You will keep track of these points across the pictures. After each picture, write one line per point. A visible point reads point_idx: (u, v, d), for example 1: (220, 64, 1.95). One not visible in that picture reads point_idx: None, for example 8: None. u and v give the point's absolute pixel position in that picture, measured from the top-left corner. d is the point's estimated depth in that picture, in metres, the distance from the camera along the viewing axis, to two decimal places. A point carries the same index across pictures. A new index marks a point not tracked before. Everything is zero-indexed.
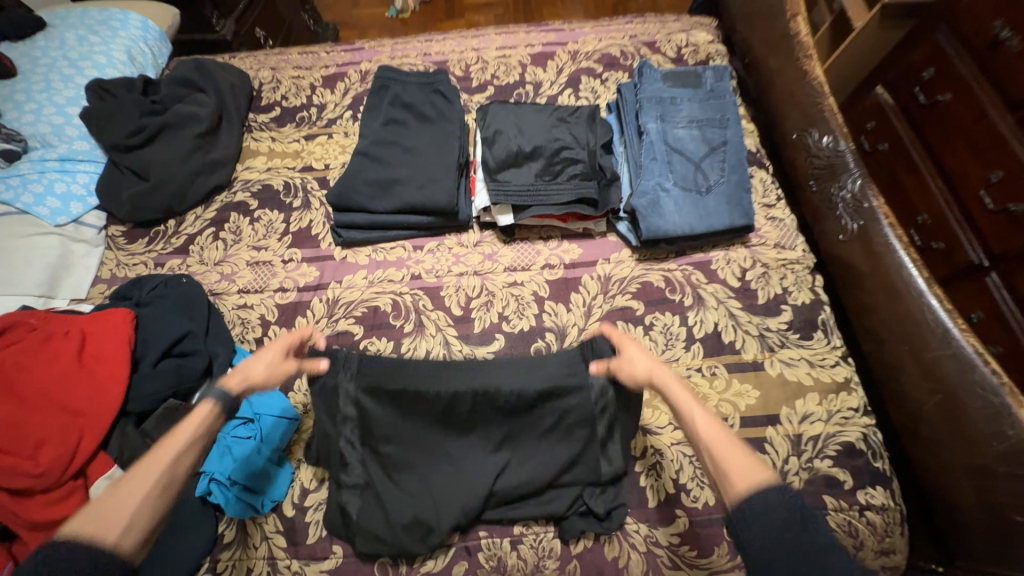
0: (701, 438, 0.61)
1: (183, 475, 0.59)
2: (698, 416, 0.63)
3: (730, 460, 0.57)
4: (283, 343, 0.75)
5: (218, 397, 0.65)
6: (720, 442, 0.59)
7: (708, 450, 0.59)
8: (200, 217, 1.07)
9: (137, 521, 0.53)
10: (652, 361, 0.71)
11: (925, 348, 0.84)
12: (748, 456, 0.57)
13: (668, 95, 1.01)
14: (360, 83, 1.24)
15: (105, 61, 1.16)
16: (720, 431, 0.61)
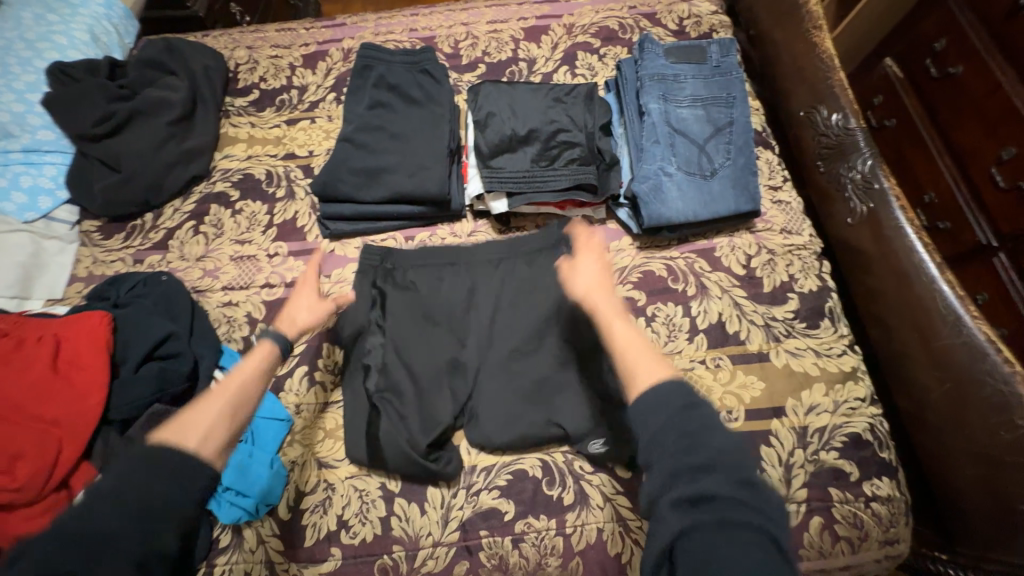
0: (619, 346, 0.64)
1: (252, 399, 0.65)
2: (618, 325, 0.66)
3: (636, 362, 0.61)
4: (310, 283, 0.82)
5: (274, 338, 0.72)
6: (634, 346, 0.63)
7: (620, 355, 0.63)
8: (178, 209, 1.02)
9: (214, 434, 0.58)
10: (593, 271, 0.73)
11: (933, 335, 0.81)
12: (654, 357, 0.61)
13: (671, 72, 0.95)
14: (343, 63, 1.17)
15: (66, 42, 1.07)
16: (637, 340, 0.64)
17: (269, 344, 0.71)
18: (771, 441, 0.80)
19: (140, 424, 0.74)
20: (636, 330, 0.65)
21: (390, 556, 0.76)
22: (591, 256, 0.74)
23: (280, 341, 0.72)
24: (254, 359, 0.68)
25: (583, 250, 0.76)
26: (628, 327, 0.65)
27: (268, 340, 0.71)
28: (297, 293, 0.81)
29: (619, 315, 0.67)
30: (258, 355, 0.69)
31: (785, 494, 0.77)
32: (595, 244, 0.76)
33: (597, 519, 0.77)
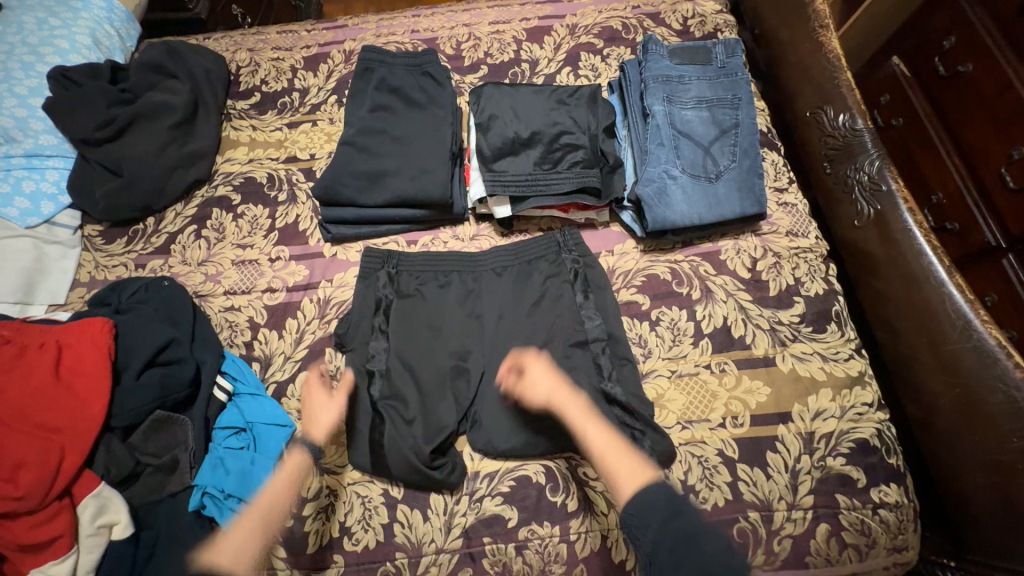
0: (598, 454, 0.70)
1: (278, 510, 0.73)
2: (589, 432, 0.73)
3: (618, 466, 0.68)
4: (318, 381, 0.83)
5: (304, 448, 0.77)
6: (611, 453, 0.70)
7: (603, 464, 0.69)
8: (180, 214, 1.01)
9: (243, 552, 0.68)
10: (553, 383, 0.78)
11: (942, 340, 0.80)
12: (633, 459, 0.68)
13: (676, 73, 0.94)
14: (345, 65, 1.16)
15: (68, 45, 1.07)
16: (612, 440, 0.71)
17: (299, 455, 0.77)
18: (776, 447, 0.79)
19: (143, 430, 0.76)
20: (606, 430, 0.73)
21: (393, 563, 0.75)
22: (543, 365, 0.80)
23: (311, 449, 0.77)
24: (288, 474, 0.75)
25: (536, 364, 0.80)
26: (601, 431, 0.73)
27: (299, 453, 0.76)
28: (308, 392, 0.82)
29: (589, 419, 0.75)
30: (290, 468, 0.76)
31: (791, 501, 0.76)
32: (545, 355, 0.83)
33: (601, 526, 0.76)
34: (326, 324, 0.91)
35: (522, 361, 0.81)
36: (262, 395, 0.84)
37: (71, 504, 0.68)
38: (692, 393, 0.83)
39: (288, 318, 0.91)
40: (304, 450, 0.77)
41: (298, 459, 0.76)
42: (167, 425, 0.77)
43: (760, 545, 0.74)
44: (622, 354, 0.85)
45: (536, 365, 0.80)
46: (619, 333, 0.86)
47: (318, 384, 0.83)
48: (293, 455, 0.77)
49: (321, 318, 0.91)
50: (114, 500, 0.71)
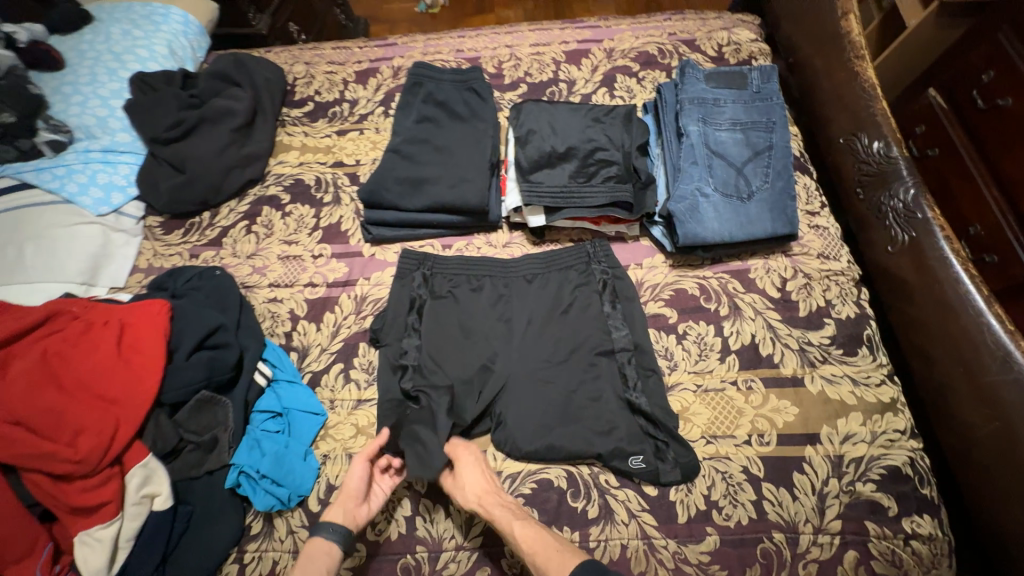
0: (525, 547, 0.69)
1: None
2: (516, 524, 0.71)
3: (546, 557, 0.67)
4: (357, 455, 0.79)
5: (328, 533, 0.71)
6: (540, 544, 0.69)
7: (530, 558, 0.68)
8: (233, 210, 1.09)
9: None
10: (480, 485, 0.75)
11: (981, 370, 0.79)
12: (559, 552, 0.68)
13: (711, 95, 0.97)
14: (393, 79, 1.24)
15: (147, 54, 1.18)
16: (538, 532, 0.71)
17: (319, 540, 0.71)
18: (803, 468, 0.78)
19: (188, 408, 0.80)
20: (533, 524, 0.72)
21: (413, 556, 0.77)
22: (471, 461, 0.79)
23: (334, 533, 0.71)
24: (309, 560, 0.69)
25: (463, 461, 0.78)
26: (527, 525, 0.71)
27: (317, 535, 0.71)
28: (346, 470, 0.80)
29: (515, 513, 0.73)
30: (312, 555, 0.69)
31: (818, 524, 0.75)
32: (473, 451, 0.81)
33: (622, 535, 0.76)
34: (362, 319, 0.95)
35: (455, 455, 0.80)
36: (298, 383, 0.88)
37: (120, 472, 0.72)
38: (717, 408, 0.83)
39: (327, 311, 0.96)
40: (327, 535, 0.71)
41: (319, 543, 0.70)
42: (209, 405, 0.81)
43: (785, 568, 0.73)
44: (648, 365, 0.86)
45: (464, 461, 0.78)
46: (645, 343, 0.87)
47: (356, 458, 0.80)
48: (319, 542, 0.71)
49: (357, 314, 0.96)
50: (158, 472, 0.75)
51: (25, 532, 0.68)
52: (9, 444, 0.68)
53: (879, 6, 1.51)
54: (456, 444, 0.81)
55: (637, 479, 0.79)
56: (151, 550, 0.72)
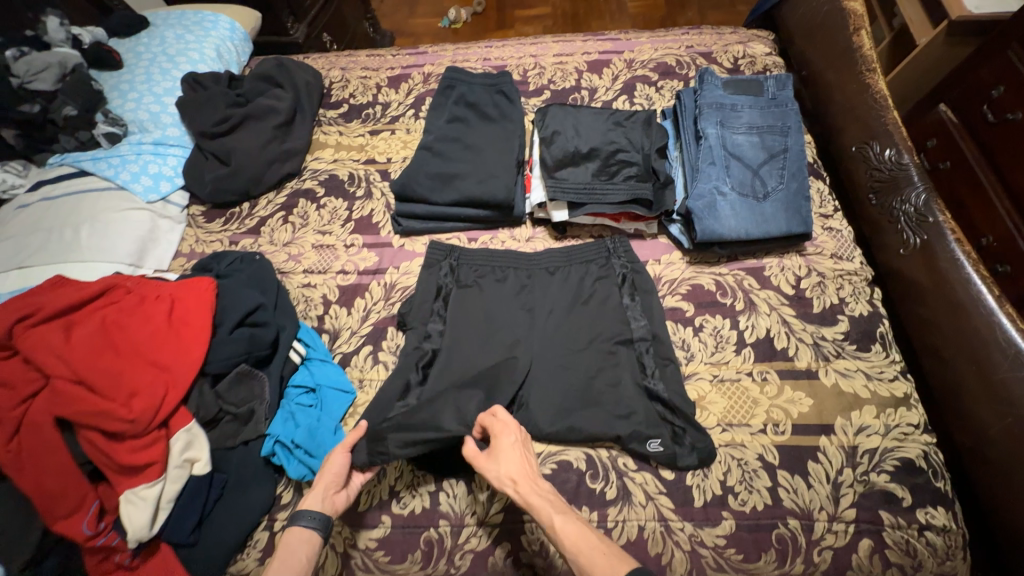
0: (567, 544, 0.62)
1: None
2: (557, 519, 0.65)
3: (591, 556, 0.60)
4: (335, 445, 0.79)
5: (305, 521, 0.71)
6: (585, 543, 0.62)
7: (574, 558, 0.61)
8: (271, 201, 1.15)
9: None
10: (520, 470, 0.72)
11: (993, 368, 0.81)
12: (605, 554, 0.60)
13: (729, 101, 1.02)
14: (423, 84, 1.31)
15: (198, 57, 1.27)
16: (582, 530, 0.64)
17: (297, 528, 0.70)
18: (818, 457, 0.80)
19: (229, 379, 0.84)
20: (576, 519, 0.65)
21: (436, 529, 0.79)
22: (513, 444, 0.76)
23: (312, 521, 0.71)
24: (288, 547, 0.68)
25: (504, 441, 0.76)
26: (569, 518, 0.65)
27: (293, 524, 0.70)
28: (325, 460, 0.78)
29: (557, 507, 0.67)
30: (291, 542, 0.69)
31: (832, 512, 0.76)
32: (517, 433, 0.78)
33: (639, 516, 0.78)
34: (390, 305, 0.99)
35: (497, 432, 0.78)
36: (330, 362, 0.92)
37: (166, 435, 0.77)
38: (733, 398, 0.86)
39: (357, 297, 1.01)
40: (306, 522, 0.70)
41: (299, 530, 0.70)
42: (247, 379, 0.86)
43: (800, 554, 0.74)
44: (665, 354, 0.89)
45: (506, 443, 0.76)
46: (663, 334, 0.90)
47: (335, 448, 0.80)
48: (298, 529, 0.70)
49: (386, 300, 1.00)
50: (199, 438, 0.80)
51: (75, 489, 0.72)
52: (71, 401, 0.73)
53: (890, 26, 1.57)
54: (499, 420, 0.79)
55: (654, 463, 0.82)
56: (189, 512, 0.76)
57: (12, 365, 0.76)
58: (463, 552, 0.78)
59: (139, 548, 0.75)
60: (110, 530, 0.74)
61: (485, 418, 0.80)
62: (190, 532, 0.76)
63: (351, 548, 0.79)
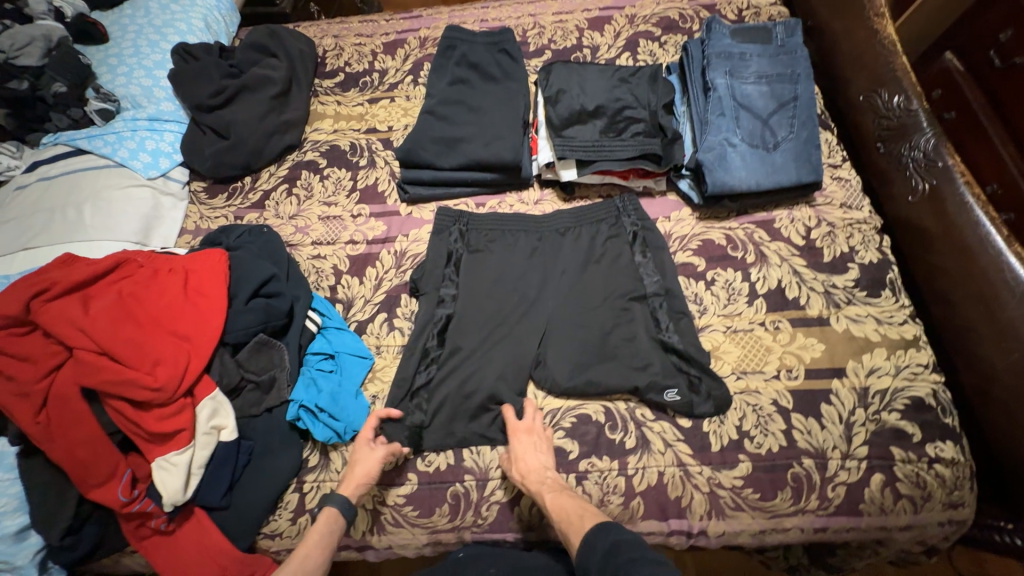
0: (557, 517, 0.71)
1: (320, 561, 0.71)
2: (549, 496, 0.73)
3: (571, 524, 0.70)
4: (363, 434, 0.81)
5: (337, 503, 0.74)
6: (568, 512, 0.71)
7: (563, 526, 0.70)
8: (273, 174, 1.13)
9: None
10: (524, 462, 0.77)
11: (999, 307, 0.82)
12: (581, 518, 0.70)
13: (737, 50, 1.00)
14: (420, 49, 1.27)
15: (185, 27, 1.23)
16: (570, 503, 0.73)
17: (331, 510, 0.74)
18: (831, 400, 0.82)
19: (248, 348, 0.85)
20: (565, 495, 0.74)
21: (462, 484, 0.81)
22: (524, 439, 0.80)
23: (345, 508, 0.74)
24: (318, 529, 0.72)
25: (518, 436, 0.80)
26: (559, 494, 0.74)
27: (331, 506, 0.74)
28: (356, 448, 0.80)
29: (551, 486, 0.75)
30: (320, 524, 0.73)
31: (845, 451, 0.79)
32: (531, 435, 0.80)
33: (659, 463, 0.80)
34: (402, 273, 0.99)
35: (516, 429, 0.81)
36: (346, 330, 0.93)
37: (192, 403, 0.78)
38: (747, 347, 0.87)
39: (368, 266, 1.00)
40: (338, 506, 0.74)
41: (330, 514, 0.73)
42: (266, 348, 0.86)
43: (815, 490, 0.77)
44: (679, 308, 0.89)
45: (517, 445, 0.79)
46: (676, 289, 0.91)
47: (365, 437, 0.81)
48: (330, 512, 0.74)
49: (398, 268, 1.00)
50: (224, 406, 0.81)
51: (107, 458, 0.74)
52: (96, 371, 0.74)
53: None
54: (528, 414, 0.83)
55: (671, 412, 0.84)
56: (220, 477, 0.78)
57: (32, 339, 0.76)
58: (490, 504, 0.80)
59: (175, 513, 0.77)
60: (145, 497, 0.75)
61: (506, 414, 0.82)
62: (222, 495, 0.78)
63: (380, 505, 0.81)
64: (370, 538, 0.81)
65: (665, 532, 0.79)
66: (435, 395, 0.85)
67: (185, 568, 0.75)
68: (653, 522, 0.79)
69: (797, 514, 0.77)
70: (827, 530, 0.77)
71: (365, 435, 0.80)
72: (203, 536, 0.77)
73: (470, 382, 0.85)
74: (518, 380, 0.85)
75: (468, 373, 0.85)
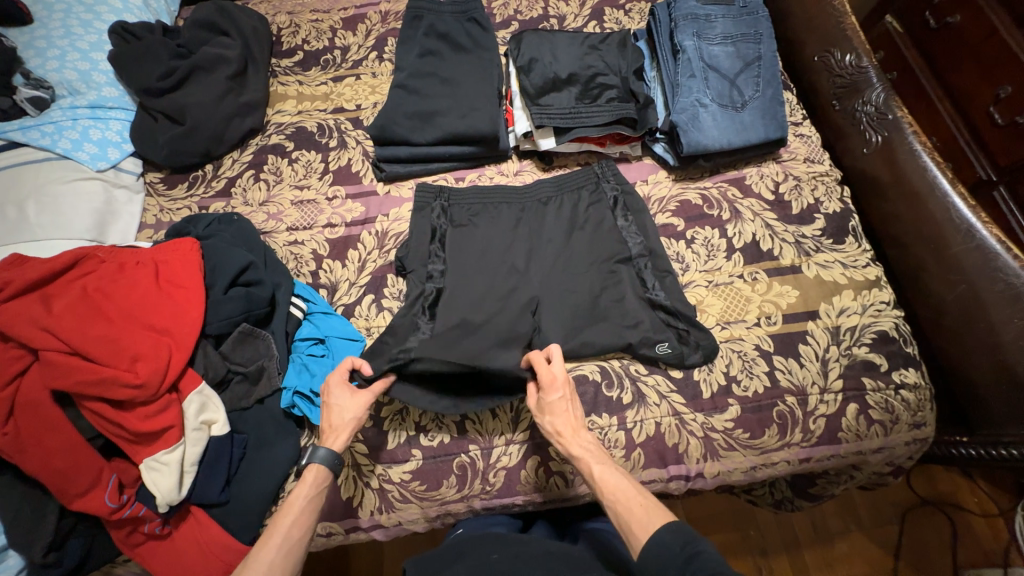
0: (607, 493, 0.67)
1: (309, 507, 0.69)
2: (597, 468, 0.69)
3: (630, 509, 0.65)
4: (336, 380, 0.77)
5: (321, 459, 0.71)
6: (625, 495, 0.66)
7: (613, 509, 0.66)
8: (237, 160, 1.07)
9: (293, 539, 0.65)
10: (567, 417, 0.74)
11: (946, 244, 0.89)
12: (646, 510, 0.64)
13: (703, 12, 1.03)
14: (382, 24, 1.23)
15: (120, 5, 1.14)
16: (622, 481, 0.68)
17: (319, 466, 0.71)
18: (807, 340, 0.87)
19: (233, 339, 0.82)
20: (624, 476, 0.69)
21: (467, 454, 0.82)
22: (561, 400, 0.75)
23: (329, 461, 0.72)
24: (305, 490, 0.69)
25: (553, 393, 0.75)
26: (609, 467, 0.69)
27: (317, 462, 0.71)
28: (331, 393, 0.76)
29: (597, 457, 0.71)
30: (309, 482, 0.70)
31: (823, 385, 0.85)
32: (568, 387, 0.77)
33: (655, 414, 0.83)
34: (385, 253, 0.97)
35: (549, 383, 0.76)
36: (334, 314, 0.90)
37: (178, 399, 0.75)
38: (728, 299, 0.91)
39: (350, 249, 0.98)
40: (322, 461, 0.71)
41: (318, 471, 0.71)
42: (251, 338, 0.84)
43: (798, 424, 0.83)
44: (663, 267, 0.92)
45: (555, 398, 0.75)
46: (659, 249, 0.94)
47: (341, 383, 0.77)
48: (315, 467, 0.71)
49: (380, 249, 0.97)
50: (213, 400, 0.78)
51: (88, 464, 0.69)
52: (70, 371, 0.69)
53: None
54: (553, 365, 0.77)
55: (663, 365, 0.87)
56: (215, 472, 0.75)
57: None
58: (496, 470, 0.82)
59: (170, 513, 0.74)
60: (135, 501, 0.72)
61: (538, 361, 0.78)
62: (220, 491, 0.75)
63: (386, 483, 0.81)
64: (379, 517, 0.81)
65: (664, 478, 0.83)
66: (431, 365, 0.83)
67: (188, 568, 0.73)
68: (653, 470, 0.83)
69: (783, 448, 0.83)
70: (810, 460, 0.84)
71: (341, 380, 0.77)
72: (202, 534, 0.74)
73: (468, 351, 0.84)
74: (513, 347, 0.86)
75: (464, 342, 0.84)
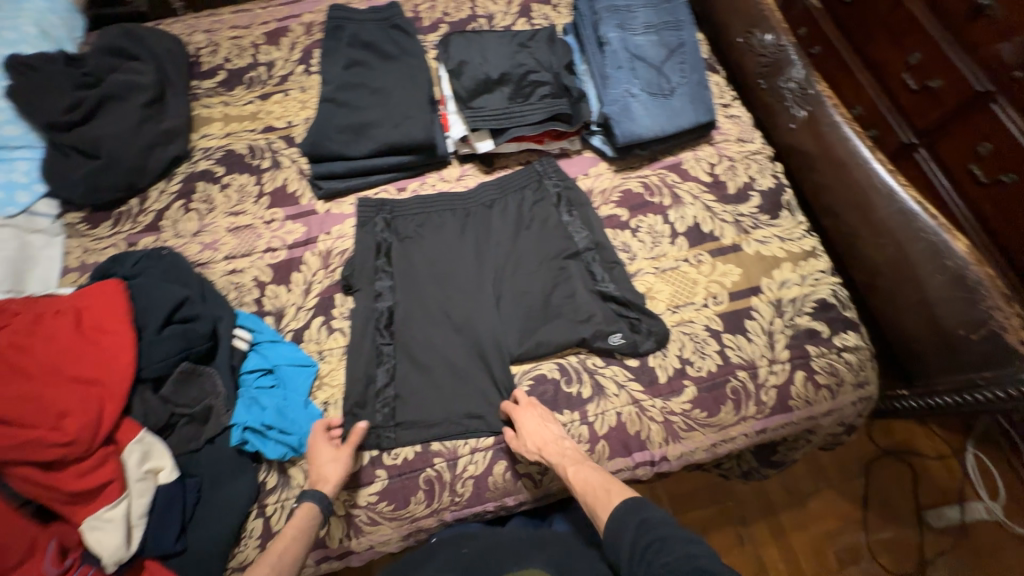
0: (578, 489, 0.73)
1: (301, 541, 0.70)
2: (571, 470, 0.74)
3: (597, 496, 0.71)
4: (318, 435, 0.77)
5: (314, 497, 0.72)
6: (593, 485, 0.72)
7: (584, 497, 0.72)
8: (164, 191, 1.02)
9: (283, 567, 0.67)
10: (541, 435, 0.77)
11: (873, 210, 0.93)
12: (608, 491, 0.71)
13: (623, 3, 1.06)
14: (307, 35, 1.19)
15: (14, 37, 1.06)
16: (594, 476, 0.73)
17: (310, 506, 0.72)
18: (753, 315, 0.91)
19: (172, 381, 0.78)
20: (593, 468, 0.74)
21: (432, 468, 0.81)
22: (532, 418, 0.79)
23: (320, 502, 0.72)
24: (297, 524, 0.70)
25: (524, 417, 0.79)
26: (582, 468, 0.74)
27: (309, 501, 0.71)
28: (317, 445, 0.76)
29: (572, 459, 0.76)
30: (299, 519, 0.71)
31: (771, 356, 0.88)
32: (534, 409, 0.80)
33: (615, 405, 0.85)
34: (331, 272, 0.94)
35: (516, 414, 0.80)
36: (282, 341, 0.87)
37: (116, 450, 0.72)
38: (676, 283, 0.94)
39: (293, 272, 0.94)
40: (314, 502, 0.72)
41: (308, 509, 0.71)
42: (193, 376, 0.80)
43: (751, 397, 0.86)
44: (610, 258, 0.93)
45: (525, 422, 0.78)
46: (605, 241, 0.95)
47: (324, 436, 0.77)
48: (306, 507, 0.72)
49: (326, 268, 0.95)
50: (156, 447, 0.74)
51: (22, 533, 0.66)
52: None
53: None
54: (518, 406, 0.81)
55: (619, 355, 0.88)
56: (167, 520, 0.72)
57: None
58: (464, 480, 0.81)
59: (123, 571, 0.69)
60: (81, 563, 0.68)
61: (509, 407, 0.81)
62: (176, 539, 0.72)
63: (352, 508, 0.79)
64: (349, 543, 0.79)
65: (631, 466, 0.85)
66: (388, 389, 0.84)
67: None
68: (619, 459, 0.84)
69: (740, 422, 0.85)
70: (766, 430, 0.87)
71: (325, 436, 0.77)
72: None
73: (425, 376, 0.85)
74: (472, 356, 0.86)
75: (420, 362, 0.85)
